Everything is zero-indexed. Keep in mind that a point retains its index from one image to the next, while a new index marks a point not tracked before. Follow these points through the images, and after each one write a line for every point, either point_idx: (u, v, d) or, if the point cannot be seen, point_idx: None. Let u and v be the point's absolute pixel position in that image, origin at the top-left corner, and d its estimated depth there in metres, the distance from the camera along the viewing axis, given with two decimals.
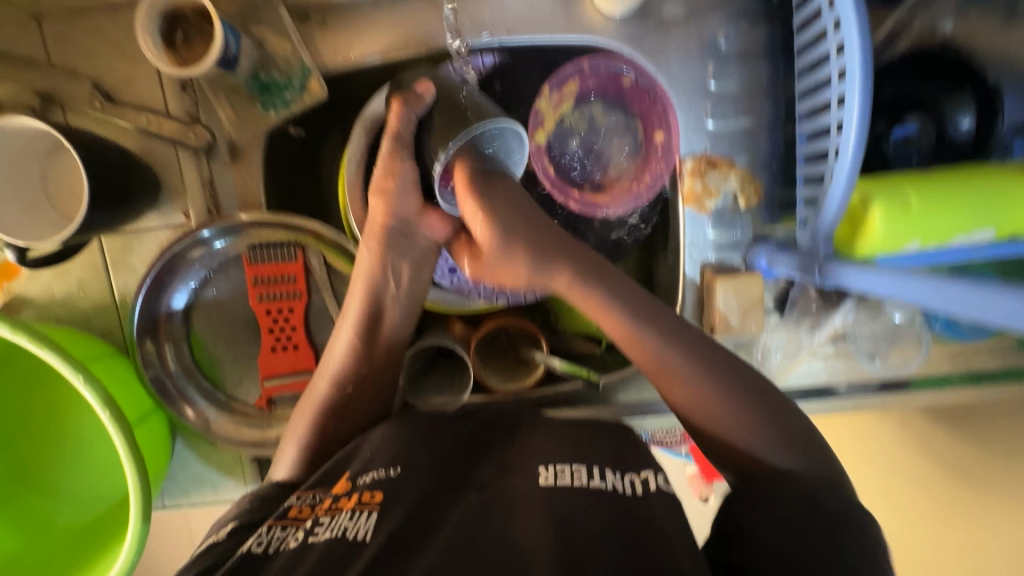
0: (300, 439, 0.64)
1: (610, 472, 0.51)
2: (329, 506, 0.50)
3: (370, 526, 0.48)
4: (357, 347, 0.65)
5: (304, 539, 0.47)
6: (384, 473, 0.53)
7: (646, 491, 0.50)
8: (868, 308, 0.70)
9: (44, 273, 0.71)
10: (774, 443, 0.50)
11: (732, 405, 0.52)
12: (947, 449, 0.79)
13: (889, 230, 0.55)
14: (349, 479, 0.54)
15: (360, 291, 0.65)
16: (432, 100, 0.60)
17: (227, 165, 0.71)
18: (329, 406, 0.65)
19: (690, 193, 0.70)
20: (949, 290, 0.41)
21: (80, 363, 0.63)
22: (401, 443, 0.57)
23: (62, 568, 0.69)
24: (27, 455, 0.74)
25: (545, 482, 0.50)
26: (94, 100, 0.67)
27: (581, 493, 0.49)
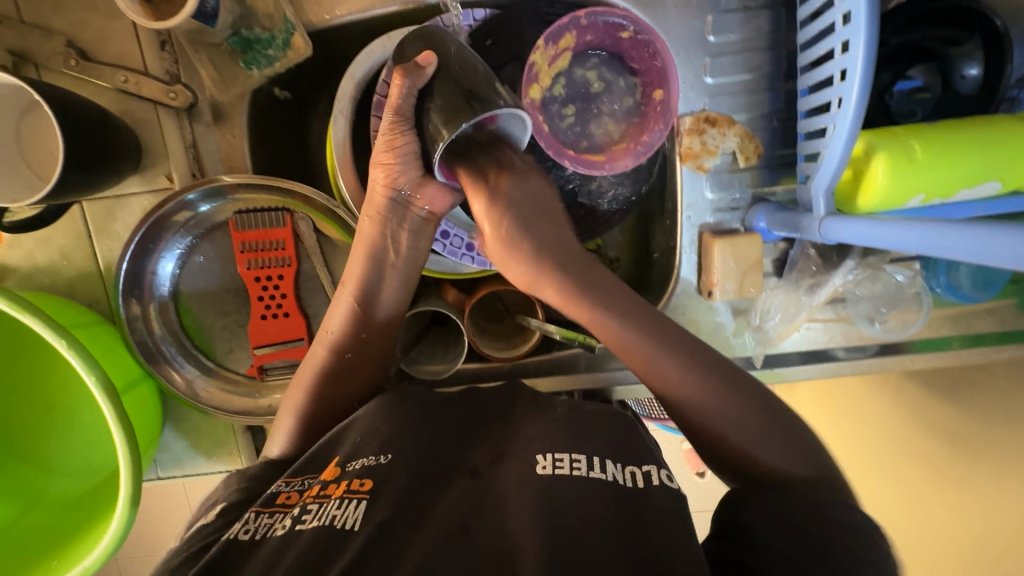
0: (295, 406, 0.62)
1: (610, 463, 0.50)
2: (318, 493, 0.49)
3: (358, 516, 0.47)
4: (355, 317, 0.63)
5: (291, 526, 0.46)
6: (375, 460, 0.51)
7: (647, 485, 0.49)
8: (869, 269, 0.69)
9: (27, 240, 0.70)
10: (765, 437, 0.50)
11: (717, 397, 0.52)
12: (939, 416, 0.82)
13: (892, 181, 0.54)
14: (338, 464, 0.53)
15: (358, 261, 0.62)
16: (433, 71, 0.55)
17: (211, 127, 0.69)
18: (325, 376, 0.63)
19: (688, 152, 0.69)
20: (960, 234, 0.40)
21: (64, 329, 0.61)
22: (392, 428, 0.55)
23: (57, 536, 0.69)
24: (18, 424, 0.74)
25: (542, 470, 0.49)
26: (68, 57, 0.64)
27: (577, 482, 0.48)
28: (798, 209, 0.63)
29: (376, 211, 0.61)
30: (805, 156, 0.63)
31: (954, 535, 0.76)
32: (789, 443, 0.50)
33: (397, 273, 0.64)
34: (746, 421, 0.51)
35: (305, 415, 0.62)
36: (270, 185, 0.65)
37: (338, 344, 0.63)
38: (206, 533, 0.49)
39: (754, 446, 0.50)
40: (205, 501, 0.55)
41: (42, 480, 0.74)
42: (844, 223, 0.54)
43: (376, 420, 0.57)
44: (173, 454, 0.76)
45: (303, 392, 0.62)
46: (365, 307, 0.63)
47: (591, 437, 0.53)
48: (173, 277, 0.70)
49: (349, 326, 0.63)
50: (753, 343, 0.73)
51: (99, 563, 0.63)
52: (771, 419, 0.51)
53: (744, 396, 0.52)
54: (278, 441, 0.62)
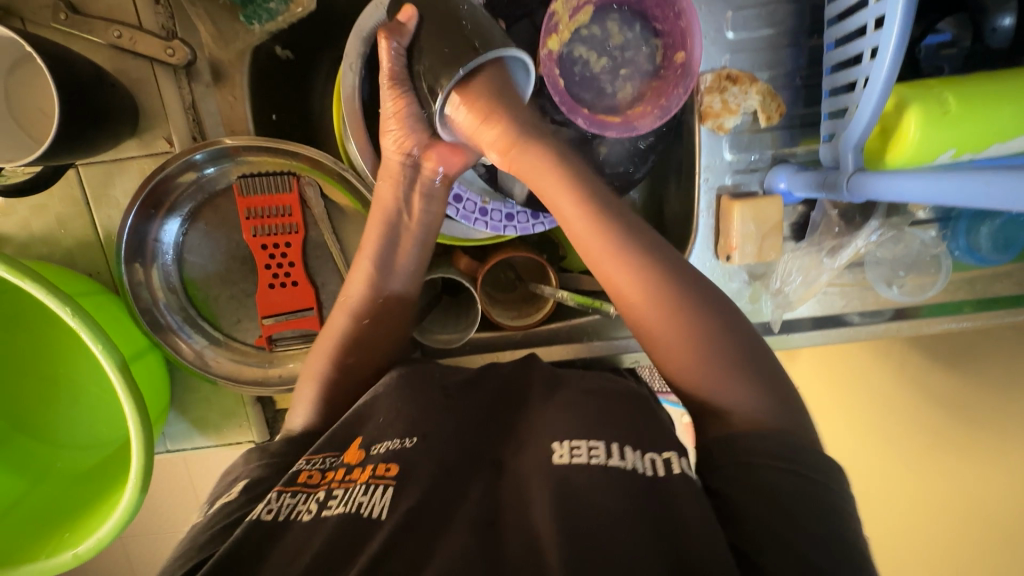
0: (317, 373, 0.61)
1: (630, 451, 0.47)
2: (343, 477, 0.48)
3: (385, 504, 0.45)
4: (377, 283, 0.62)
5: (317, 512, 0.45)
6: (399, 444, 0.50)
7: (668, 474, 0.45)
8: (893, 230, 0.69)
9: (21, 208, 0.67)
10: (744, 391, 0.48)
11: (700, 347, 0.50)
12: (947, 385, 0.82)
13: (924, 136, 0.53)
14: (362, 447, 0.51)
15: (375, 225, 0.62)
16: (417, 26, 0.55)
17: (211, 87, 0.66)
18: (347, 341, 0.62)
19: (708, 111, 0.66)
20: (1001, 186, 0.40)
21: (68, 297, 0.59)
22: (415, 411, 0.53)
23: (67, 509, 0.68)
24: (22, 397, 0.72)
25: (559, 460, 0.47)
26: (57, 10, 0.60)
27: (598, 470, 0.45)
28: (820, 170, 0.62)
29: (395, 174, 0.62)
30: (831, 113, 0.62)
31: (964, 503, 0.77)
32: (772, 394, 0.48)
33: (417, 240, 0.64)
34: (725, 370, 0.49)
35: (329, 384, 0.61)
36: (276, 147, 0.63)
37: (357, 310, 0.62)
38: (234, 507, 0.48)
39: (733, 395, 0.48)
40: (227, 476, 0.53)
41: (48, 454, 0.73)
42: (877, 178, 0.53)
43: (401, 395, 0.56)
44: (181, 426, 0.75)
45: (325, 361, 0.61)
46: (386, 273, 0.62)
47: (614, 423, 0.51)
48: (177, 241, 0.67)
49: (371, 292, 0.62)
50: (770, 308, 0.72)
51: (113, 535, 0.62)
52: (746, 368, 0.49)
53: (730, 347, 0.49)
54: (300, 412, 0.60)
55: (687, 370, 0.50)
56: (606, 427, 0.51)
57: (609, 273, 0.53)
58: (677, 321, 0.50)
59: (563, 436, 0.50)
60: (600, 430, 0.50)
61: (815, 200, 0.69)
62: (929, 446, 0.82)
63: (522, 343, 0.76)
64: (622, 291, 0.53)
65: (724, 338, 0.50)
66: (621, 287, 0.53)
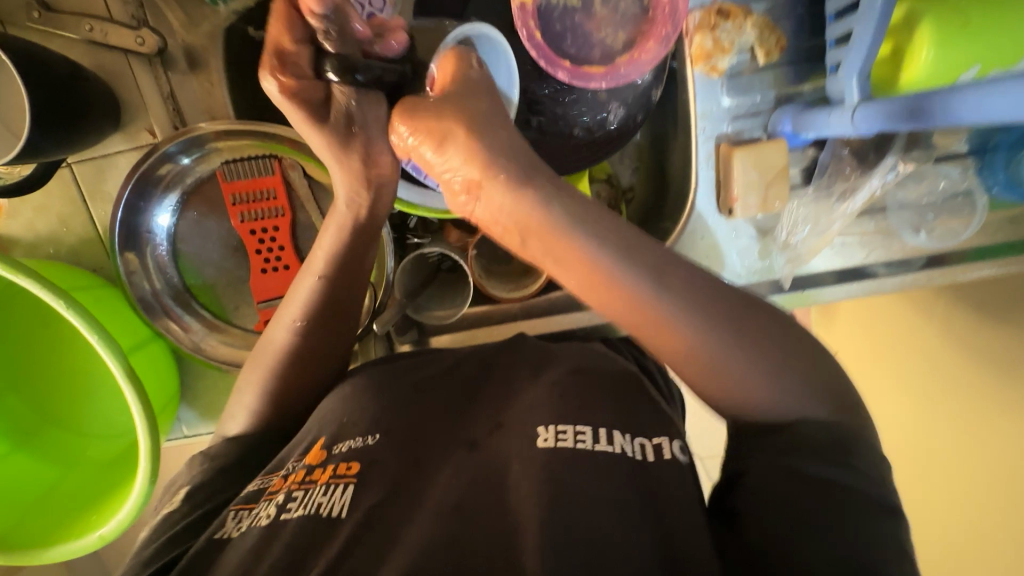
0: (260, 388, 0.59)
1: (618, 435, 0.46)
2: (303, 479, 0.48)
3: (345, 501, 0.45)
4: (328, 300, 0.59)
5: (276, 516, 0.45)
6: (361, 443, 0.50)
7: (658, 458, 0.45)
8: (914, 167, 0.62)
9: (25, 211, 0.69)
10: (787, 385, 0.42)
11: (753, 364, 0.42)
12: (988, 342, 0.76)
13: (941, 53, 0.47)
14: (325, 447, 0.52)
15: (332, 237, 0.58)
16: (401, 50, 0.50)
17: (187, 74, 0.66)
18: (290, 354, 0.59)
19: (699, 52, 0.61)
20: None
21: (65, 291, 0.61)
22: (380, 410, 0.54)
23: (94, 494, 0.72)
24: (51, 389, 0.77)
25: (542, 443, 0.46)
26: (31, 9, 0.62)
27: (583, 455, 0.45)
28: (826, 108, 0.57)
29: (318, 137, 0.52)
30: (837, 40, 0.56)
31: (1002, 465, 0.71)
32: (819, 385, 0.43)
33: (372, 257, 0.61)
34: (772, 381, 0.43)
35: (273, 399, 0.59)
36: (252, 130, 0.62)
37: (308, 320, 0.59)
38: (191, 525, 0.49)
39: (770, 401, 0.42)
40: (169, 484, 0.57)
41: (78, 443, 0.77)
42: (884, 108, 0.47)
43: (366, 397, 0.56)
44: (194, 413, 0.77)
45: (267, 372, 0.59)
46: (335, 287, 0.59)
47: (598, 406, 0.50)
48: (169, 230, 0.68)
49: (322, 306, 0.59)
50: (781, 264, 0.66)
51: (132, 517, 0.65)
52: (769, 347, 0.42)
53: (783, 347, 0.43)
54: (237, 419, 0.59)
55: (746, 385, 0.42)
56: (583, 404, 0.50)
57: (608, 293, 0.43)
58: (725, 347, 0.42)
59: (547, 420, 0.48)
60: (579, 411, 0.49)
61: (824, 141, 0.64)
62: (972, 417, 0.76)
63: (520, 316, 0.74)
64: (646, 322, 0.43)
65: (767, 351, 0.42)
66: (626, 312, 0.43)
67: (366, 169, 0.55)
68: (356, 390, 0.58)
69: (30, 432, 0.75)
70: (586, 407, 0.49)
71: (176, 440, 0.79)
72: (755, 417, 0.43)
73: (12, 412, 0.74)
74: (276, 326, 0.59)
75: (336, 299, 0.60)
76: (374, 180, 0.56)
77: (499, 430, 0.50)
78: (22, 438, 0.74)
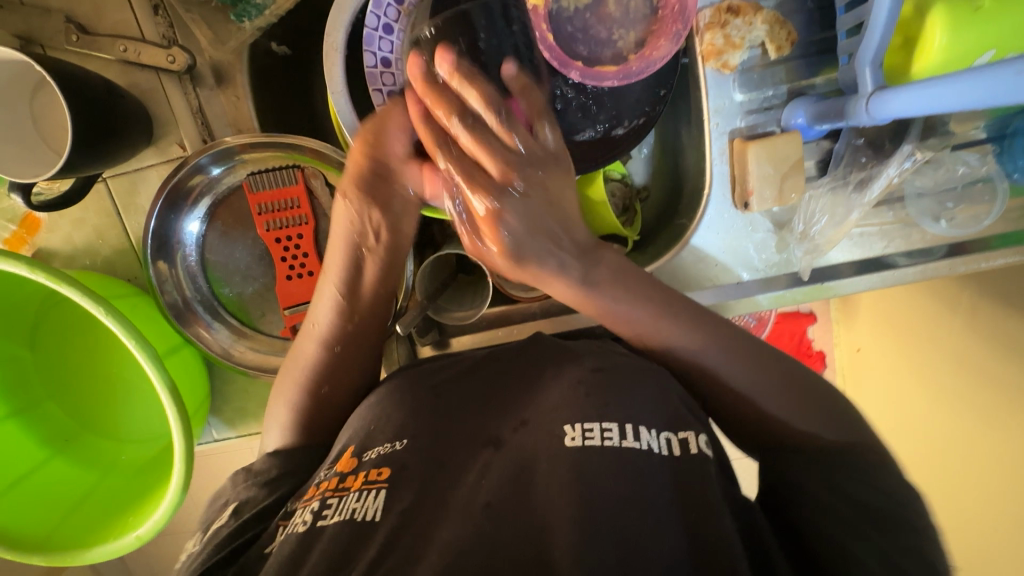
0: (290, 401, 0.65)
1: (644, 430, 0.48)
2: (337, 486, 0.51)
3: (378, 505, 0.48)
4: (342, 308, 0.64)
5: (313, 522, 0.48)
6: (389, 448, 0.53)
7: (684, 453, 0.47)
8: (931, 154, 0.62)
9: (64, 224, 0.72)
10: (778, 395, 0.53)
11: (719, 366, 0.55)
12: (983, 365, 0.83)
13: (953, 40, 0.48)
14: (354, 455, 0.54)
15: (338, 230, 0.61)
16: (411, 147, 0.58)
17: (215, 90, 0.69)
18: (318, 369, 0.64)
19: (710, 49, 0.62)
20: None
21: (104, 299, 0.63)
22: (404, 416, 0.56)
23: (131, 496, 0.74)
24: (88, 396, 0.80)
25: (572, 442, 0.47)
26: (69, 32, 0.65)
27: (611, 454, 0.46)
28: (842, 96, 0.56)
29: (368, 173, 0.57)
30: (847, 32, 0.56)
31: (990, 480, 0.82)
32: (815, 400, 0.53)
33: (385, 276, 0.65)
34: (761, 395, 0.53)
35: (303, 412, 0.64)
36: (278, 142, 0.65)
37: (342, 285, 0.63)
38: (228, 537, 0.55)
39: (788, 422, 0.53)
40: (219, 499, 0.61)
41: (113, 448, 0.80)
42: (894, 97, 0.48)
43: (391, 404, 0.58)
44: (224, 417, 0.79)
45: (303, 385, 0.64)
46: (352, 275, 0.63)
47: (623, 399, 0.50)
48: (199, 237, 0.71)
49: (346, 332, 0.64)
50: (799, 256, 0.66)
51: (167, 518, 0.68)
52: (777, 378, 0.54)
53: (765, 369, 0.54)
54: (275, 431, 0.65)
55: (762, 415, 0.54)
56: (606, 399, 0.50)
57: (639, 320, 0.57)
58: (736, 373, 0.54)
59: (574, 418, 0.49)
60: (606, 410, 0.49)
61: (838, 131, 0.64)
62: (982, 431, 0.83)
63: (539, 316, 0.76)
64: (638, 328, 0.57)
65: (746, 366, 0.55)
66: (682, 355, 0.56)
67: (373, 160, 0.57)
68: (386, 395, 0.60)
69: (69, 439, 0.78)
70: (612, 404, 0.50)
71: (207, 444, 0.81)
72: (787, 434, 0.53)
73: (51, 420, 0.78)
74: (302, 345, 0.65)
75: (355, 314, 0.64)
76: (376, 158, 0.57)
77: (526, 428, 0.51)
78: (62, 444, 0.77)
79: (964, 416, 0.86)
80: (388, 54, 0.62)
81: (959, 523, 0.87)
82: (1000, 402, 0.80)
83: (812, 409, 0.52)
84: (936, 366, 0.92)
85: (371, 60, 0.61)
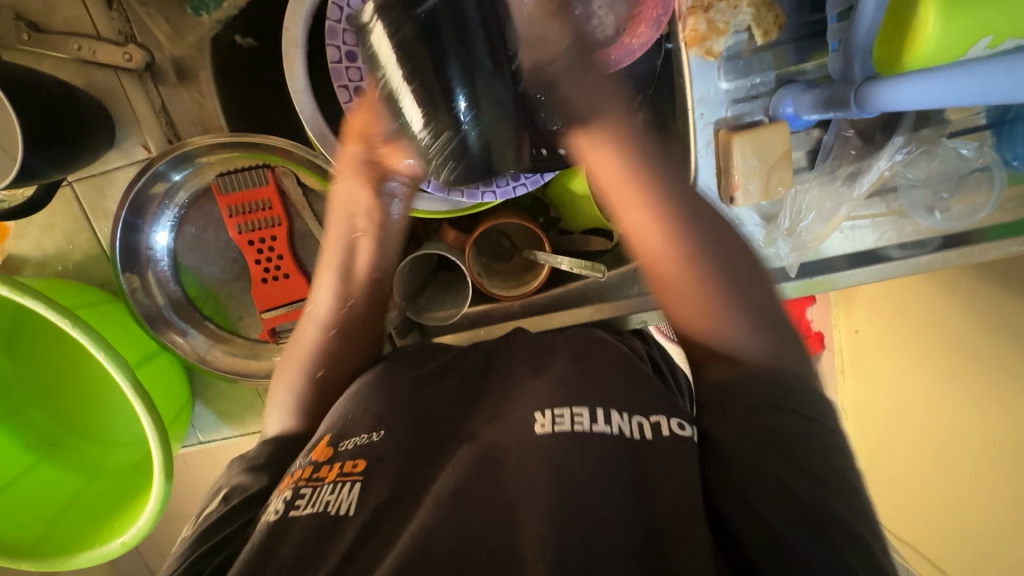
0: (292, 385, 0.63)
1: (616, 415, 0.47)
2: (312, 476, 0.49)
3: (352, 500, 0.46)
4: (340, 293, 0.63)
5: (285, 513, 0.46)
6: (366, 439, 0.51)
7: (656, 437, 0.46)
8: (924, 146, 0.60)
9: (32, 230, 0.71)
10: (759, 330, 0.48)
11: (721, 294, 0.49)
12: (984, 345, 0.81)
13: (946, 28, 0.44)
14: (330, 445, 0.52)
15: (336, 216, 0.61)
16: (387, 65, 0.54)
17: (177, 88, 0.66)
18: (319, 352, 0.63)
19: (694, 35, 0.58)
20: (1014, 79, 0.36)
21: (69, 309, 0.62)
22: (381, 406, 0.55)
23: (116, 500, 0.74)
24: (71, 401, 0.80)
25: (541, 429, 0.46)
26: (20, 31, 0.62)
27: (582, 438, 0.45)
28: (827, 87, 0.54)
29: (360, 157, 0.58)
30: (838, 15, 0.53)
31: (998, 465, 0.78)
32: (771, 323, 0.48)
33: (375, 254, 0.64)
34: (751, 317, 0.48)
35: (308, 396, 0.63)
36: (245, 142, 0.62)
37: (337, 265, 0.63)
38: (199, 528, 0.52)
39: (734, 332, 0.48)
40: (208, 478, 0.59)
41: (100, 451, 0.80)
42: (884, 88, 0.46)
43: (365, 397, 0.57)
44: (208, 419, 0.79)
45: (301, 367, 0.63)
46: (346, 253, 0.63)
47: (594, 388, 0.50)
48: (169, 249, 0.69)
49: (344, 313, 0.64)
50: (788, 251, 0.64)
51: (152, 522, 0.67)
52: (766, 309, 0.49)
53: (751, 300, 0.49)
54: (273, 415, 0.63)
55: (710, 321, 0.49)
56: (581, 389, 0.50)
57: (647, 234, 0.52)
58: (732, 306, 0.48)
59: (545, 406, 0.48)
60: (577, 396, 0.49)
61: (829, 120, 0.60)
62: (981, 417, 0.81)
63: (520, 313, 0.74)
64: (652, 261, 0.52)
65: (724, 265, 0.50)
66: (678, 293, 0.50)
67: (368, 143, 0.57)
68: (362, 391, 0.58)
69: (54, 443, 0.78)
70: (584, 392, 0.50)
71: (193, 445, 0.81)
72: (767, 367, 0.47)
73: (34, 424, 0.77)
74: (303, 333, 0.64)
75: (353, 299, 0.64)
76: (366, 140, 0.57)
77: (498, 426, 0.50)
78: (47, 449, 0.77)
79: (962, 401, 0.84)
80: (353, 48, 0.58)
81: (961, 506, 0.85)
82: (998, 382, 0.78)
83: (781, 341, 0.48)
84: (935, 346, 0.89)
85: (335, 55, 0.57)
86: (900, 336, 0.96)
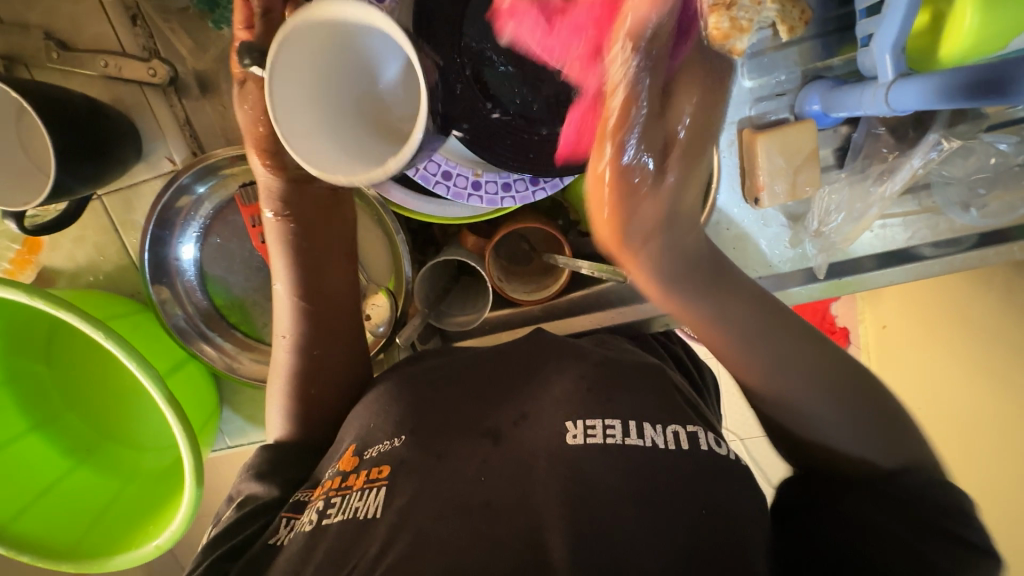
0: (281, 396, 0.63)
1: (648, 427, 0.46)
2: (340, 486, 0.50)
3: (379, 502, 0.46)
4: (310, 302, 0.62)
5: (318, 521, 0.47)
6: (389, 445, 0.51)
7: (693, 446, 0.45)
8: (960, 143, 0.56)
9: (66, 242, 0.73)
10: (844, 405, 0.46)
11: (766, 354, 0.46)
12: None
13: (984, 22, 0.44)
14: (355, 453, 0.52)
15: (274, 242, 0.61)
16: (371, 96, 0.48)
17: (200, 100, 0.67)
18: (298, 370, 0.62)
19: (715, 36, 0.53)
20: None
21: (101, 321, 0.63)
22: (404, 408, 0.55)
23: (147, 503, 0.76)
24: (106, 407, 0.82)
25: (573, 440, 0.45)
26: (50, 50, 0.64)
27: (613, 451, 0.44)
28: (855, 85, 0.53)
29: (283, 204, 0.60)
30: (867, 10, 0.52)
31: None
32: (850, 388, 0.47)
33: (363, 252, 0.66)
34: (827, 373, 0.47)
35: (298, 404, 0.62)
36: None
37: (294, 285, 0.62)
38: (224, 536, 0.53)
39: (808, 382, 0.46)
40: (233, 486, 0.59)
41: (132, 456, 0.81)
42: (915, 86, 0.45)
43: (387, 400, 0.56)
44: (236, 424, 0.80)
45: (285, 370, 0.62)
46: (315, 289, 0.62)
47: (622, 397, 0.49)
48: (195, 261, 0.70)
49: (306, 319, 0.62)
50: (814, 252, 0.63)
51: (184, 527, 0.69)
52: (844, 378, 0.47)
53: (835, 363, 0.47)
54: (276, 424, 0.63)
55: (798, 382, 0.47)
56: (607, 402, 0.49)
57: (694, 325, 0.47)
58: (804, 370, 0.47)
59: (575, 415, 0.47)
60: (610, 405, 0.48)
61: (858, 118, 0.60)
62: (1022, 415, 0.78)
63: (542, 317, 0.73)
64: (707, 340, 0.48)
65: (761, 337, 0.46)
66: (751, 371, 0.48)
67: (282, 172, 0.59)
68: (386, 391, 0.58)
69: (90, 447, 0.80)
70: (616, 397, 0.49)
71: (221, 450, 0.82)
72: (809, 409, 0.47)
73: (71, 430, 0.80)
74: (277, 347, 0.63)
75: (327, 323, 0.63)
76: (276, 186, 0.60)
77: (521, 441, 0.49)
78: (85, 453, 0.79)
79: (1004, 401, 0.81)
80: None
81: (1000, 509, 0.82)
82: None
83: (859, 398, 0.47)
84: (968, 343, 0.87)
85: None
86: (933, 332, 0.93)
